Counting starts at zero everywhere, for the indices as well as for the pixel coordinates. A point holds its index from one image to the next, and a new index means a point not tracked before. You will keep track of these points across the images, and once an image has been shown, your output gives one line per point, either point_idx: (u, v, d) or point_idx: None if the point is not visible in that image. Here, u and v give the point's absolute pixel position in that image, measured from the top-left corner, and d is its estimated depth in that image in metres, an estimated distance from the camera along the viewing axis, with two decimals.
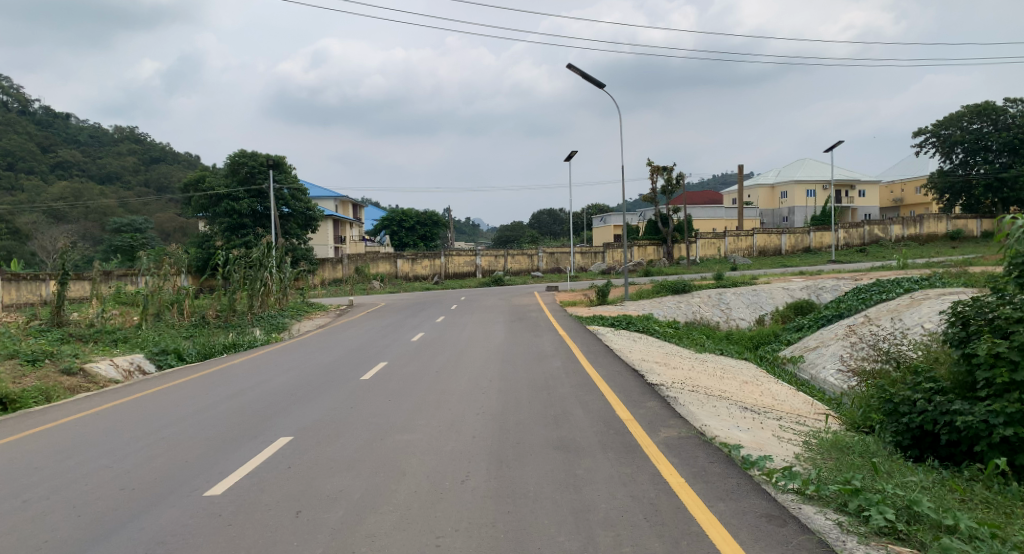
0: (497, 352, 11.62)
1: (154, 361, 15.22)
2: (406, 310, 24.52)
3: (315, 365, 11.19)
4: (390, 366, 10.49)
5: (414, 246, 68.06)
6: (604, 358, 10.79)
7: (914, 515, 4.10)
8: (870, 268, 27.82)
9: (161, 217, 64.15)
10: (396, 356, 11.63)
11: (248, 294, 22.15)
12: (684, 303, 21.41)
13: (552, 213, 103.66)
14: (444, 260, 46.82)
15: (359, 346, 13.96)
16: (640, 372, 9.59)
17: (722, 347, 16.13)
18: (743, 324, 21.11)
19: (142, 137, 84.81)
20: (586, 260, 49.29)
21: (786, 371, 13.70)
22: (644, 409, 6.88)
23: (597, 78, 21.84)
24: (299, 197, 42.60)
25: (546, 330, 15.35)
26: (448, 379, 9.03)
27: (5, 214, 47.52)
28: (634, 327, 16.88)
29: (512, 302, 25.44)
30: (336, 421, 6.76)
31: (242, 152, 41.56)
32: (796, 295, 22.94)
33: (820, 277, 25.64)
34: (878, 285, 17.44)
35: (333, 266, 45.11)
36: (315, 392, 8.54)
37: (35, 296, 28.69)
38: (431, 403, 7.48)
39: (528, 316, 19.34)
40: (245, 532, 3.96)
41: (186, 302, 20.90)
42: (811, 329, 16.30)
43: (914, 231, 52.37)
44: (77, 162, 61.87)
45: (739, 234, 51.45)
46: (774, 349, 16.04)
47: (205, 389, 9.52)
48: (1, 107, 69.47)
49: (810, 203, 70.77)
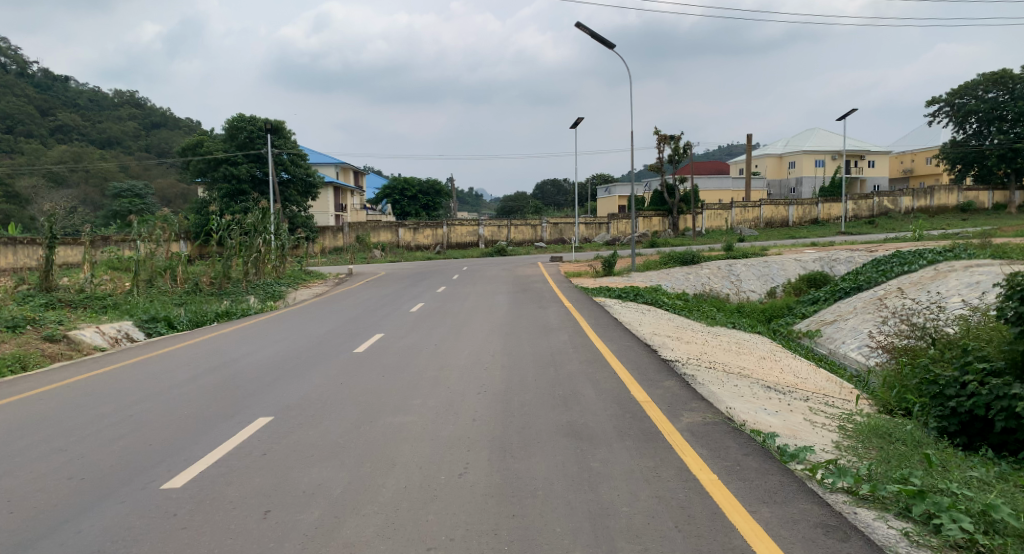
0: (500, 325, 10.98)
1: (143, 329, 14.63)
2: (407, 280, 23.94)
3: (309, 336, 10.55)
4: (385, 338, 9.86)
5: (416, 215, 67.29)
6: (614, 331, 10.15)
7: (994, 524, 3.45)
8: (885, 240, 26.98)
9: (162, 183, 63.37)
10: (393, 328, 11.00)
11: (244, 260, 21.51)
12: (693, 274, 20.72)
13: (556, 184, 102.66)
14: (446, 230, 46.09)
15: (357, 316, 13.31)
16: (654, 347, 8.96)
17: (734, 320, 15.48)
18: (753, 297, 20.40)
19: (143, 102, 83.67)
20: (590, 231, 48.42)
21: (803, 346, 13.03)
22: (663, 390, 6.23)
23: (606, 39, 20.94)
24: (300, 162, 41.57)
25: (550, 302, 14.65)
26: (447, 353, 8.39)
27: (4, 177, 46.83)
28: (642, 299, 16.23)
29: (515, 272, 24.79)
30: (323, 400, 6.13)
31: (241, 116, 40.57)
32: (809, 268, 22.16)
33: (833, 249, 24.79)
34: (898, 256, 16.62)
35: (334, 234, 44.51)
36: (307, 365, 7.94)
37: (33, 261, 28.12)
38: (430, 379, 6.89)
39: (532, 287, 18.63)
40: (200, 539, 3.33)
41: (180, 268, 20.25)
42: (827, 302, 15.57)
43: (924, 203, 51.50)
44: (77, 126, 60.94)
45: (746, 206, 50.45)
46: (788, 322, 15.36)
47: (193, 359, 8.92)
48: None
49: (819, 173, 69.53)
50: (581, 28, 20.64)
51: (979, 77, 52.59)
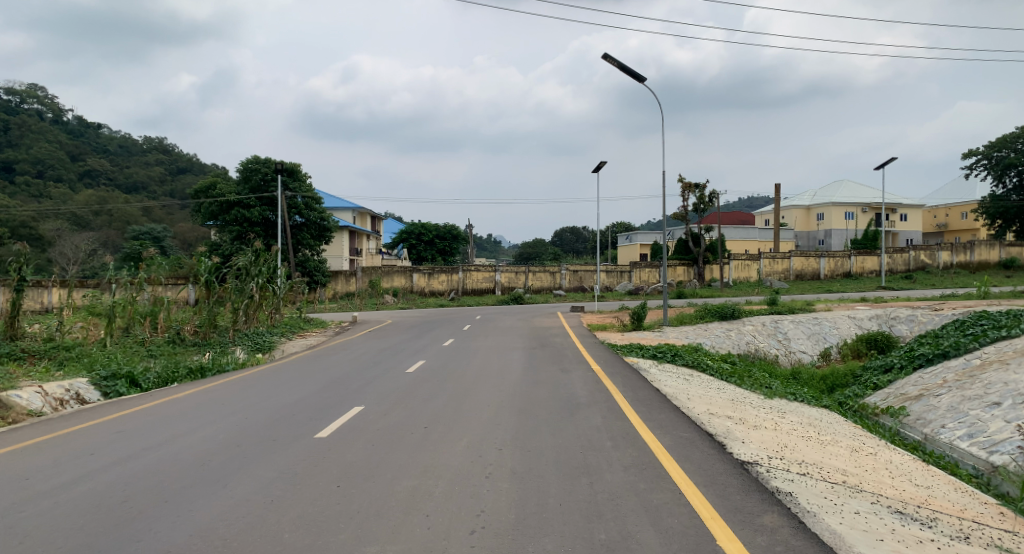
0: (516, 395, 8.70)
1: (100, 389, 12.58)
2: (414, 330, 21.80)
3: (274, 407, 8.35)
4: (363, 413, 7.66)
5: (432, 261, 65.80)
6: (659, 412, 7.74)
7: None
8: (940, 297, 24.53)
9: (183, 227, 62.80)
10: (379, 397, 8.77)
11: (233, 307, 19.66)
12: (734, 331, 18.34)
13: (575, 231, 101.34)
14: (462, 276, 44.15)
15: (343, 378, 11.09)
16: (720, 442, 6.55)
17: (793, 390, 13.03)
18: (804, 359, 17.95)
19: (171, 148, 84.85)
20: (611, 279, 46.18)
21: (886, 428, 10.60)
22: (770, 540, 3.94)
23: (637, 71, 19.38)
24: (314, 206, 40.24)
25: (575, 363, 12.27)
26: (438, 444, 6.18)
27: (27, 220, 46.40)
28: (681, 361, 13.89)
29: (532, 323, 22.60)
30: (227, 545, 4.00)
31: (256, 158, 39.61)
32: (866, 327, 19.66)
33: (888, 305, 22.38)
34: (985, 317, 14.14)
35: (346, 279, 43.07)
36: (248, 458, 5.84)
37: (37, 303, 27.62)
38: (404, 498, 4.70)
39: (551, 342, 16.31)
40: None
41: (162, 314, 18.29)
42: (904, 371, 13.08)
43: (964, 259, 48.75)
44: (105, 170, 60.96)
45: (775, 257, 48.05)
46: (857, 394, 12.91)
47: (115, 437, 6.90)
48: (35, 116, 69.57)
49: (849, 226, 67.23)
50: (608, 60, 19.10)
51: (1018, 129, 50.07)
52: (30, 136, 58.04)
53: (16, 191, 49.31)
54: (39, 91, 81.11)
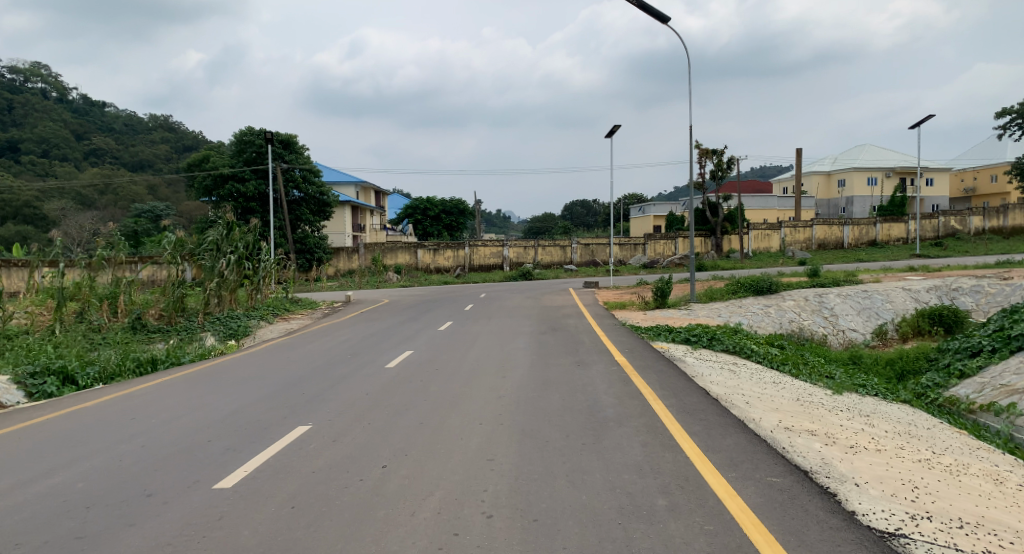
0: (520, 406, 6.40)
1: (24, 389, 10.38)
2: (414, 310, 19.63)
3: (189, 429, 6.09)
4: (307, 441, 5.43)
5: (439, 236, 63.52)
6: (724, 436, 5.39)
7: None
8: (995, 265, 21.96)
9: (188, 205, 60.69)
10: (336, 412, 6.49)
11: (204, 288, 17.39)
12: (774, 308, 15.94)
13: (586, 204, 98.64)
14: (469, 251, 41.81)
15: (305, 377, 8.81)
16: (834, 494, 4.21)
17: (862, 380, 10.65)
18: (856, 338, 15.55)
19: (178, 127, 82.42)
20: (625, 252, 43.74)
21: (1000, 432, 8.23)
22: None
23: (659, 10, 16.74)
24: (312, 179, 37.59)
25: (595, 354, 9.95)
26: (392, 509, 3.91)
27: (30, 200, 44.52)
28: (721, 346, 11.55)
29: (543, 302, 20.43)
30: None
31: (249, 129, 37.05)
32: (923, 300, 17.22)
33: (944, 274, 19.83)
34: None
35: (348, 256, 40.82)
36: (82, 541, 3.60)
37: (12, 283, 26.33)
38: None
39: (565, 324, 14.03)
40: None
41: (123, 297, 15.99)
42: (997, 356, 10.73)
43: (997, 224, 45.88)
44: (111, 149, 58.52)
45: (797, 225, 45.16)
46: (941, 385, 10.50)
47: None
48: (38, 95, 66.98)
49: (872, 192, 63.99)
50: None
51: None
52: (33, 115, 55.83)
53: (19, 170, 47.29)
54: (43, 69, 78.41)
